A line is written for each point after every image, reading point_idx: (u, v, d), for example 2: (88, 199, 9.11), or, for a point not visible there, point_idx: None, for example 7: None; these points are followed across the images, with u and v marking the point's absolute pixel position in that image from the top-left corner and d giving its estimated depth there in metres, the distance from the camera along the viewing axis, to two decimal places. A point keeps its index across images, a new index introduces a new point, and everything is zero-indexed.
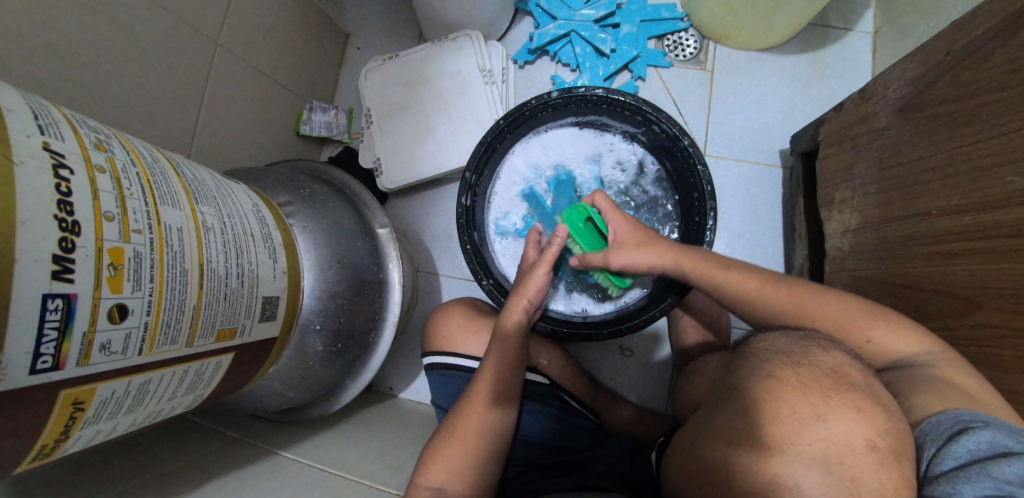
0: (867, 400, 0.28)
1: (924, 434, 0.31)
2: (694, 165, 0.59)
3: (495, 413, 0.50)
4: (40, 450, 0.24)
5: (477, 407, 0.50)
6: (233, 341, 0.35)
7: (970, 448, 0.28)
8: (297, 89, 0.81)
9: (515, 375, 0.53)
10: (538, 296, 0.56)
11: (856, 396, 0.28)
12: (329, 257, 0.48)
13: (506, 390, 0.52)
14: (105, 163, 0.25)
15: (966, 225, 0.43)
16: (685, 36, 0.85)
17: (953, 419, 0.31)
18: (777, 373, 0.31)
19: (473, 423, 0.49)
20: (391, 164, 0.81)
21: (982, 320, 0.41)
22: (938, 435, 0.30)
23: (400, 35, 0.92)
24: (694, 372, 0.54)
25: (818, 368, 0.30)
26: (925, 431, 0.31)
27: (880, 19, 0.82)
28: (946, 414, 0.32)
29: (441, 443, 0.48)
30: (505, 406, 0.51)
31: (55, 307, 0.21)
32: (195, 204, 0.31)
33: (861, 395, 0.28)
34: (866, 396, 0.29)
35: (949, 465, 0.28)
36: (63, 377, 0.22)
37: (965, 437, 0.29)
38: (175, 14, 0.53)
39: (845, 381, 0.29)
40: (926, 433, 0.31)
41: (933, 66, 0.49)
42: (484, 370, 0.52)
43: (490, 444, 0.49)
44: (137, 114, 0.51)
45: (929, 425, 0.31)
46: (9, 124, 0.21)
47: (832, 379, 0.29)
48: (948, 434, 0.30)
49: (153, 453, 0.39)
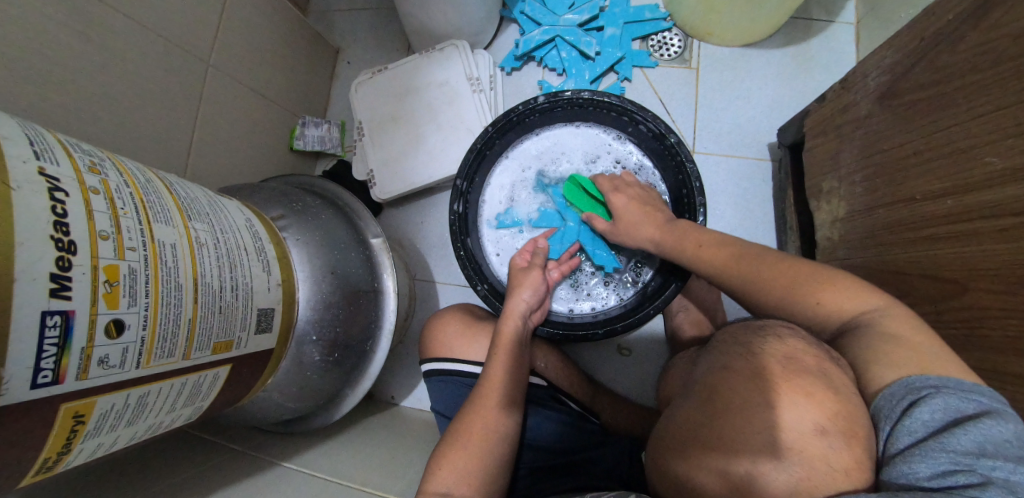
0: (817, 384, 0.29)
1: (878, 411, 0.32)
2: (683, 162, 0.61)
3: (502, 414, 0.50)
4: (43, 463, 0.24)
5: (487, 411, 0.50)
6: (230, 353, 0.35)
7: (923, 419, 0.29)
8: (289, 106, 0.82)
9: (519, 376, 0.54)
10: (535, 297, 0.59)
11: (805, 381, 0.29)
12: (322, 268, 0.49)
13: (513, 392, 0.52)
14: (98, 185, 0.26)
15: (949, 208, 0.43)
16: (669, 35, 0.87)
17: (904, 389, 0.31)
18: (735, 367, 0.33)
19: (471, 437, 0.48)
20: (384, 175, 0.82)
21: (970, 302, 0.42)
22: (890, 410, 0.31)
23: (389, 48, 0.93)
24: (670, 370, 0.56)
25: (771, 357, 0.32)
26: (879, 406, 0.32)
27: (862, 10, 0.83)
28: (897, 384, 0.32)
29: (449, 449, 0.48)
30: (513, 409, 0.52)
31: (53, 323, 0.22)
32: (188, 221, 0.32)
33: (811, 379, 0.29)
34: (817, 380, 0.29)
35: (904, 443, 0.29)
36: (63, 391, 0.23)
37: (918, 408, 0.29)
38: (163, 36, 0.54)
39: (796, 368, 0.30)
40: (880, 409, 0.32)
41: (909, 52, 0.50)
42: (489, 374, 0.53)
43: (489, 454, 0.48)
44: (131, 136, 0.52)
45: (883, 399, 0.32)
46: (7, 151, 0.22)
47: (784, 367, 0.31)
48: (900, 408, 0.30)
49: (156, 467, 0.40)
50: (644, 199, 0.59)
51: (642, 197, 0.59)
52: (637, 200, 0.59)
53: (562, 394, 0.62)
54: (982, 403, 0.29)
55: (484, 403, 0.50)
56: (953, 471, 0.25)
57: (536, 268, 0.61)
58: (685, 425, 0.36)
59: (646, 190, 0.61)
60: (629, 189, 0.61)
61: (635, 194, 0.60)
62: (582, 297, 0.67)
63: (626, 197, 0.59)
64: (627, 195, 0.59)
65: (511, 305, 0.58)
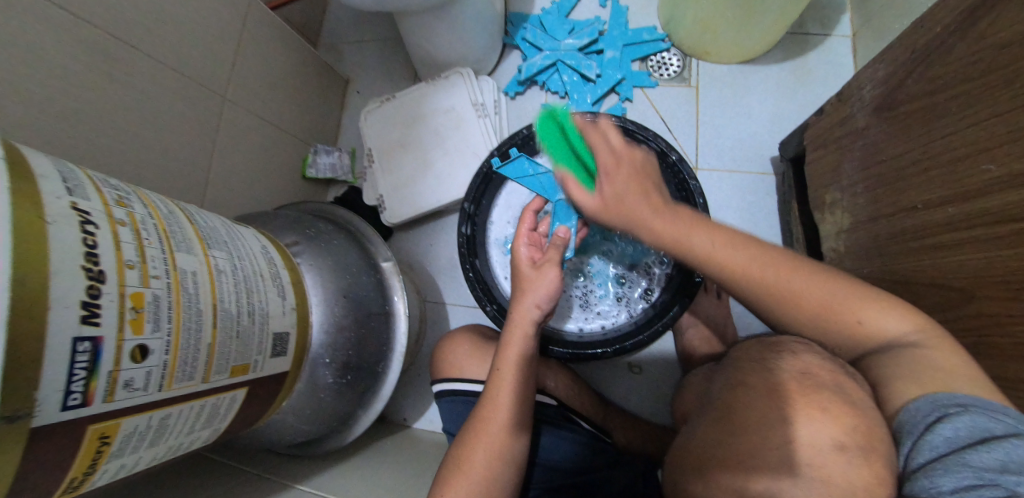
0: (834, 399, 0.29)
1: (902, 426, 0.32)
2: (685, 179, 0.63)
3: (502, 444, 0.48)
4: (68, 483, 0.25)
5: (486, 443, 0.48)
6: (247, 376, 0.36)
7: (946, 436, 0.29)
8: (301, 136, 0.86)
9: (524, 401, 0.51)
10: (550, 301, 0.52)
11: (822, 397, 0.29)
12: (335, 292, 0.50)
13: (519, 418, 0.50)
14: (125, 217, 0.27)
15: (950, 216, 0.43)
16: (668, 56, 0.89)
17: (931, 405, 0.32)
18: (749, 384, 0.33)
19: (473, 470, 0.47)
20: (393, 199, 0.84)
21: (977, 309, 0.41)
22: (914, 425, 0.31)
23: (396, 77, 0.97)
24: (687, 385, 0.56)
25: (787, 374, 0.32)
26: (902, 422, 0.32)
27: (857, 22, 0.85)
28: (922, 401, 0.32)
29: (452, 478, 0.47)
30: (518, 437, 0.49)
31: (84, 348, 0.23)
32: (207, 249, 0.34)
33: (828, 394, 0.30)
34: (833, 394, 0.30)
35: (926, 457, 0.29)
36: (90, 413, 0.24)
37: (942, 425, 0.30)
38: (184, 73, 0.58)
39: (812, 383, 0.31)
40: (903, 425, 0.32)
41: (901, 65, 0.51)
42: (488, 398, 0.50)
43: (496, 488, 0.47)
44: (152, 169, 0.54)
45: (908, 414, 0.32)
46: (43, 188, 0.23)
47: (800, 383, 0.31)
48: (925, 425, 0.31)
49: (173, 487, 0.40)
50: (643, 173, 0.46)
51: (643, 171, 0.46)
52: (636, 174, 0.45)
53: (572, 413, 0.61)
54: (1013, 424, 0.28)
55: (482, 435, 0.48)
56: (977, 487, 0.25)
57: (550, 270, 0.52)
58: (698, 441, 0.36)
59: (647, 166, 0.48)
60: (625, 155, 0.46)
61: (634, 165, 0.46)
62: (589, 315, 0.67)
63: (620, 168, 0.45)
64: (625, 169, 0.45)
65: (519, 318, 0.52)
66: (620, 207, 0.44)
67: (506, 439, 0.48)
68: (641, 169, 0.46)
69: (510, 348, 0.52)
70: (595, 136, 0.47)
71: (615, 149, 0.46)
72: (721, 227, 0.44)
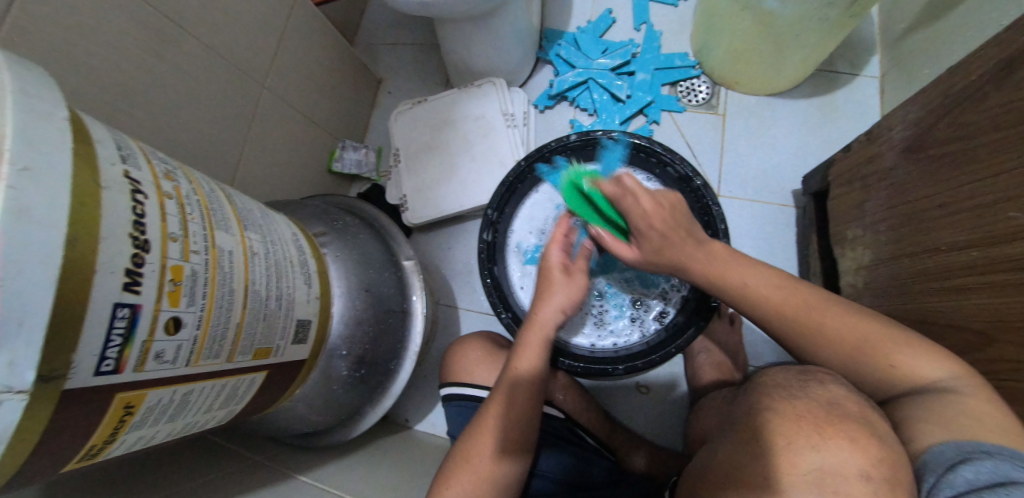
0: (860, 431, 0.29)
1: (924, 465, 0.31)
2: (709, 204, 0.62)
3: (508, 451, 0.47)
4: (89, 450, 0.25)
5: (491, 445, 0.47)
6: (268, 360, 0.36)
7: (968, 477, 0.28)
8: (332, 131, 0.88)
9: (534, 411, 0.50)
10: (572, 308, 0.53)
11: (849, 428, 0.29)
12: (357, 285, 0.50)
13: (525, 433, 0.49)
14: (171, 190, 0.28)
15: (975, 260, 0.42)
16: (697, 82, 0.89)
17: (955, 449, 0.31)
18: (775, 405, 0.32)
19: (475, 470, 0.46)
20: (416, 200, 0.85)
21: (998, 354, 0.40)
22: (935, 465, 0.30)
23: (429, 81, 0.99)
24: (703, 409, 0.55)
25: (814, 401, 0.31)
26: (925, 461, 0.31)
27: (887, 64, 0.84)
28: (947, 444, 0.31)
29: (453, 472, 0.46)
30: (525, 447, 0.49)
31: (123, 315, 0.23)
32: (243, 231, 0.34)
33: (855, 425, 0.29)
34: (860, 427, 0.29)
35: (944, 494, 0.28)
36: (120, 380, 0.24)
37: (964, 467, 0.29)
38: (228, 60, 0.60)
39: (840, 413, 0.30)
40: (924, 463, 0.31)
41: (935, 108, 0.50)
42: (497, 399, 0.50)
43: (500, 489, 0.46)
44: (190, 149, 0.56)
45: (930, 455, 0.31)
46: (101, 154, 0.24)
47: (826, 411, 0.30)
48: (947, 465, 0.30)
49: (180, 467, 0.40)
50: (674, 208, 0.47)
51: (676, 209, 0.46)
52: (672, 217, 0.46)
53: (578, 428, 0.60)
54: None
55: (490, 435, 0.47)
56: None
57: (580, 278, 0.54)
58: (715, 468, 0.35)
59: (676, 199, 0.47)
60: (658, 198, 0.46)
61: (667, 207, 0.46)
62: (601, 333, 0.66)
63: (657, 216, 0.45)
64: (661, 215, 0.45)
65: (540, 319, 0.53)
66: (659, 255, 0.47)
67: (511, 445, 0.48)
68: (673, 205, 0.46)
69: (525, 358, 0.51)
70: (629, 203, 0.44)
71: (649, 214, 0.45)
72: (760, 265, 0.45)
